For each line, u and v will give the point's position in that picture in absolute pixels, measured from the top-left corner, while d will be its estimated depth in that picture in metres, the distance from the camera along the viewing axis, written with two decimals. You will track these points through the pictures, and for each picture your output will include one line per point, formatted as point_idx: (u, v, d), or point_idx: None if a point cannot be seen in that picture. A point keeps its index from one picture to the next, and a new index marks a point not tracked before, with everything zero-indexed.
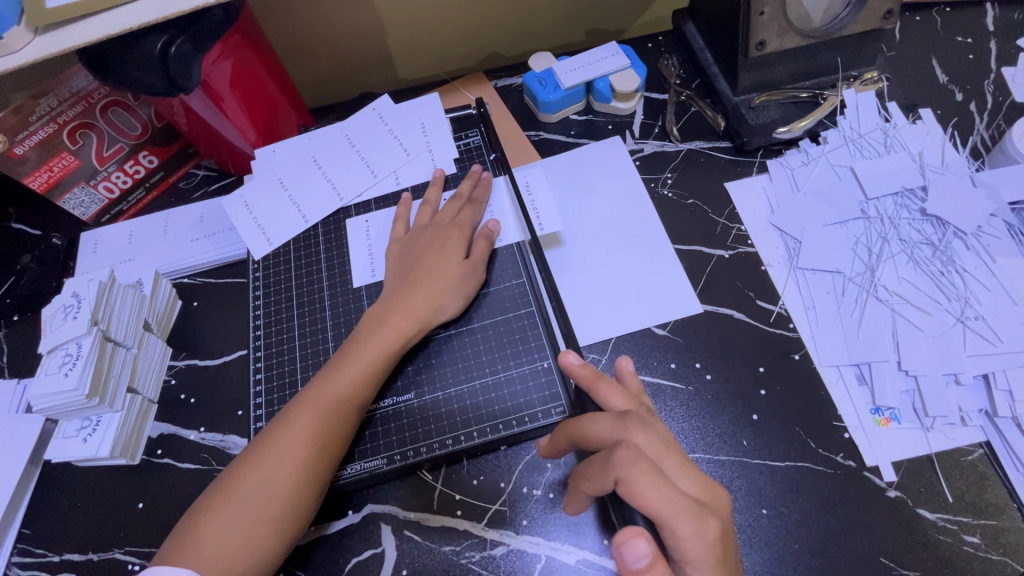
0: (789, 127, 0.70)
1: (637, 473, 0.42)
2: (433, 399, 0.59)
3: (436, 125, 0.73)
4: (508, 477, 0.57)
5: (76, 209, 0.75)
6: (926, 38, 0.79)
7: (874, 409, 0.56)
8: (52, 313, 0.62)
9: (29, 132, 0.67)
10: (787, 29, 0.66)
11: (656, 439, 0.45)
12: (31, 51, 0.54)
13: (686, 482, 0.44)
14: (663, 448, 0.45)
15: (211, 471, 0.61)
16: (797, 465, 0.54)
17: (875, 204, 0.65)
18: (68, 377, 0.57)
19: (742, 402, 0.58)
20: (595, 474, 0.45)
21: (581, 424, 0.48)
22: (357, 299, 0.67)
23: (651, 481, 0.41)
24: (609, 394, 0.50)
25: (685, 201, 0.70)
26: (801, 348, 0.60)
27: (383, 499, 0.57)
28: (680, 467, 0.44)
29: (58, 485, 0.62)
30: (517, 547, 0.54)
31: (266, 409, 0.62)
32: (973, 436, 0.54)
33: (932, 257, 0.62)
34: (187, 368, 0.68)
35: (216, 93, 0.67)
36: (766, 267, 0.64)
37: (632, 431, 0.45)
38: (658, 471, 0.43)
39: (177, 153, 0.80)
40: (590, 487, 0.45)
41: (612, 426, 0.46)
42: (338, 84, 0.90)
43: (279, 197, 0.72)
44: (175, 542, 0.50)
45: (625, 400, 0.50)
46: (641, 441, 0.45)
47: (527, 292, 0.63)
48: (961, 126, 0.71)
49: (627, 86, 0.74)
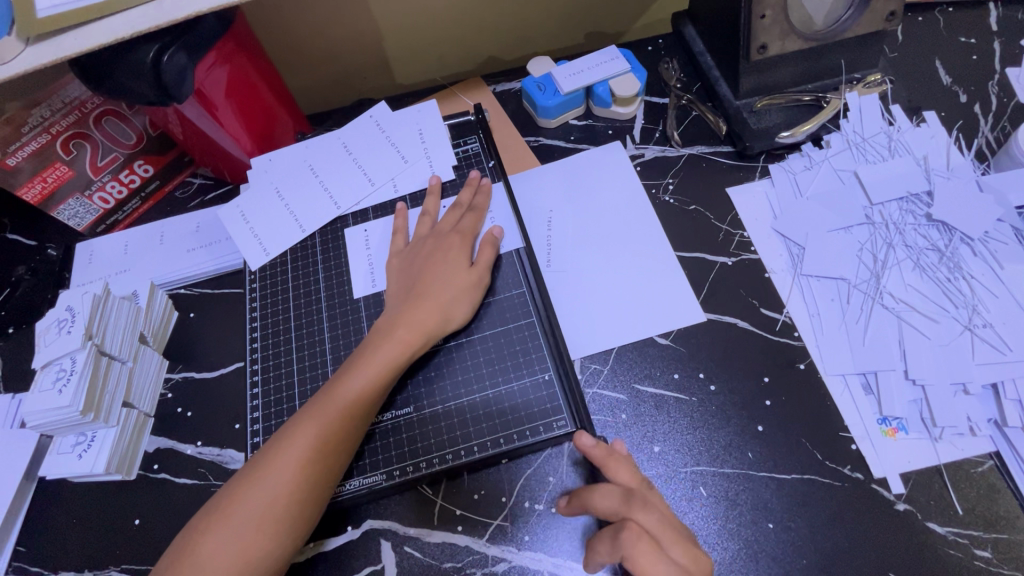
0: (792, 132, 0.69)
1: (638, 551, 0.45)
2: (433, 413, 0.58)
3: (433, 131, 0.72)
4: (510, 491, 0.56)
5: (71, 220, 0.74)
6: (929, 39, 0.78)
7: (881, 420, 0.55)
8: (46, 327, 0.61)
9: (21, 143, 0.66)
10: (789, 32, 0.66)
11: (663, 518, 0.48)
12: (21, 61, 0.54)
13: (679, 553, 0.45)
14: (663, 524, 0.47)
15: (209, 486, 0.60)
16: (804, 478, 0.53)
17: (880, 209, 0.64)
18: (62, 393, 0.56)
19: (746, 413, 0.57)
20: (603, 552, 0.48)
21: (589, 496, 0.50)
22: (355, 311, 0.66)
23: (647, 558, 0.45)
24: (617, 467, 0.51)
25: (687, 207, 0.70)
26: (806, 357, 0.59)
27: (383, 514, 0.56)
28: (676, 540, 0.46)
29: (54, 501, 0.61)
30: (519, 562, 0.53)
31: (263, 423, 0.61)
32: (982, 447, 0.53)
33: (939, 263, 0.61)
34: (184, 381, 0.67)
35: (211, 102, 0.66)
36: (770, 274, 0.64)
37: (641, 509, 0.48)
38: (657, 548, 0.45)
39: (173, 161, 0.80)
40: (599, 558, 0.48)
41: (621, 504, 0.48)
42: (334, 90, 0.89)
43: (276, 206, 0.71)
44: (173, 555, 0.49)
45: (632, 476, 0.51)
46: (645, 519, 0.47)
47: (527, 302, 0.62)
48: (966, 129, 0.70)
49: (627, 90, 0.74)
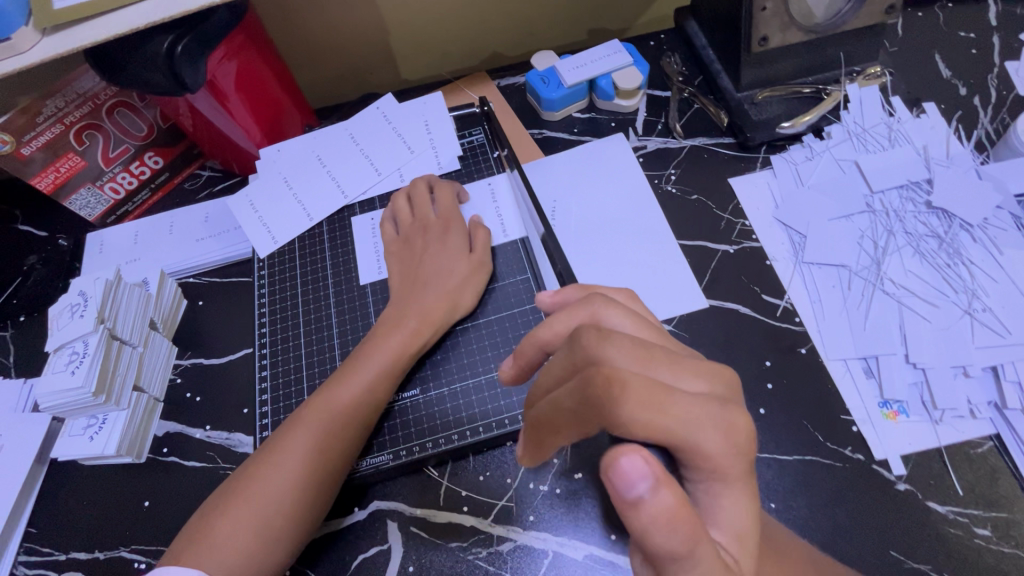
0: (793, 122, 0.70)
1: (624, 373, 0.29)
2: (440, 395, 0.59)
3: (439, 122, 0.74)
4: (514, 473, 0.57)
5: (83, 210, 0.76)
6: (928, 34, 0.79)
7: (883, 403, 0.56)
8: (58, 312, 0.62)
9: (36, 133, 0.67)
10: (789, 25, 0.67)
11: (631, 319, 0.38)
12: (38, 52, 0.55)
13: (693, 381, 0.32)
14: (646, 344, 0.32)
15: (217, 469, 0.61)
16: (805, 459, 0.54)
17: (881, 197, 0.65)
18: (74, 375, 0.57)
19: (749, 395, 0.57)
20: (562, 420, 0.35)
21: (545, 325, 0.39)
22: (362, 297, 0.67)
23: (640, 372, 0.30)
24: (610, 312, 0.38)
25: (689, 196, 0.70)
26: (807, 342, 0.59)
27: (389, 496, 0.57)
28: (670, 363, 0.32)
29: (65, 483, 0.62)
30: (524, 542, 0.54)
31: (272, 407, 0.62)
32: (982, 429, 0.54)
33: (939, 250, 0.62)
34: (193, 366, 0.68)
35: (221, 92, 0.67)
36: (772, 262, 0.64)
37: (602, 321, 0.33)
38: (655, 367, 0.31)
39: (182, 153, 0.81)
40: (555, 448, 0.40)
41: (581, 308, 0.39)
42: (341, 85, 0.90)
43: (284, 196, 0.72)
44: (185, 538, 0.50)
45: (627, 318, 0.38)
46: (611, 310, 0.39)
47: (532, 288, 0.63)
48: (965, 120, 0.71)
49: (630, 83, 0.75)
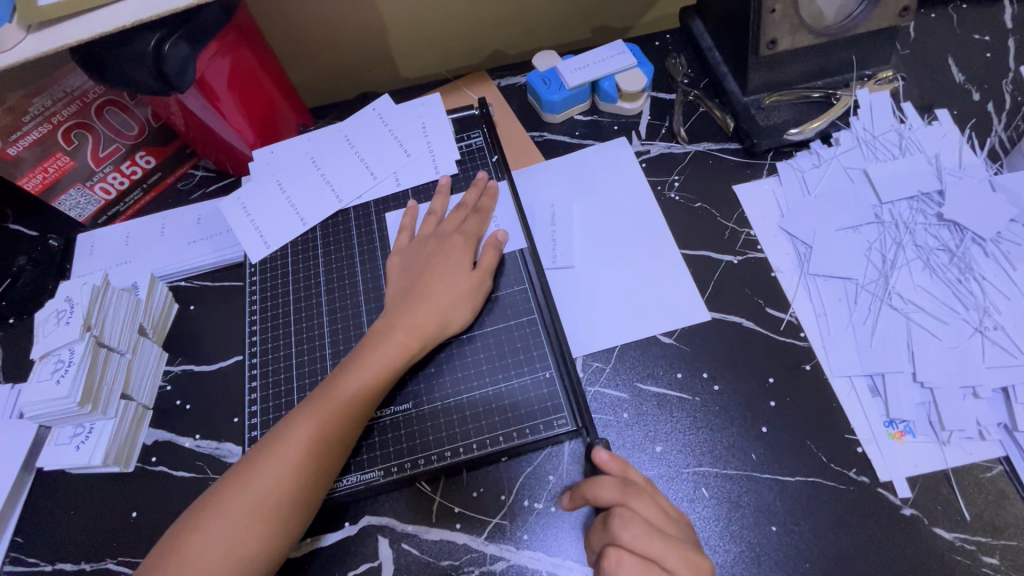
0: (801, 129, 0.68)
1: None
2: (432, 409, 0.58)
3: (437, 124, 0.72)
4: (509, 489, 0.56)
5: (73, 210, 0.74)
6: (942, 36, 0.76)
7: (888, 423, 0.54)
8: (45, 318, 0.61)
9: (23, 132, 0.65)
10: (799, 27, 0.64)
11: (651, 504, 0.47)
12: (21, 49, 0.53)
13: (675, 560, 0.44)
14: (647, 534, 0.45)
15: (206, 480, 0.60)
16: (808, 481, 0.52)
17: (890, 208, 0.63)
18: (60, 384, 0.56)
19: (751, 413, 0.56)
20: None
21: (590, 488, 0.49)
22: (355, 306, 0.65)
23: None
24: (635, 499, 0.47)
25: (692, 204, 0.69)
26: (811, 358, 0.58)
27: (380, 511, 0.56)
28: (665, 546, 0.44)
29: (52, 492, 0.61)
30: (517, 562, 0.53)
31: (262, 418, 0.60)
32: (991, 451, 0.52)
33: (950, 264, 0.60)
34: (183, 373, 0.66)
35: (213, 92, 0.66)
36: (776, 273, 0.63)
37: (618, 527, 0.45)
38: (650, 570, 0.44)
39: (174, 153, 0.79)
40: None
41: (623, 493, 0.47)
42: (338, 83, 0.88)
43: (277, 199, 0.70)
44: (167, 548, 0.49)
45: (653, 507, 0.47)
46: (642, 507, 0.47)
47: (529, 299, 0.62)
48: (979, 128, 0.69)
49: (633, 86, 0.73)
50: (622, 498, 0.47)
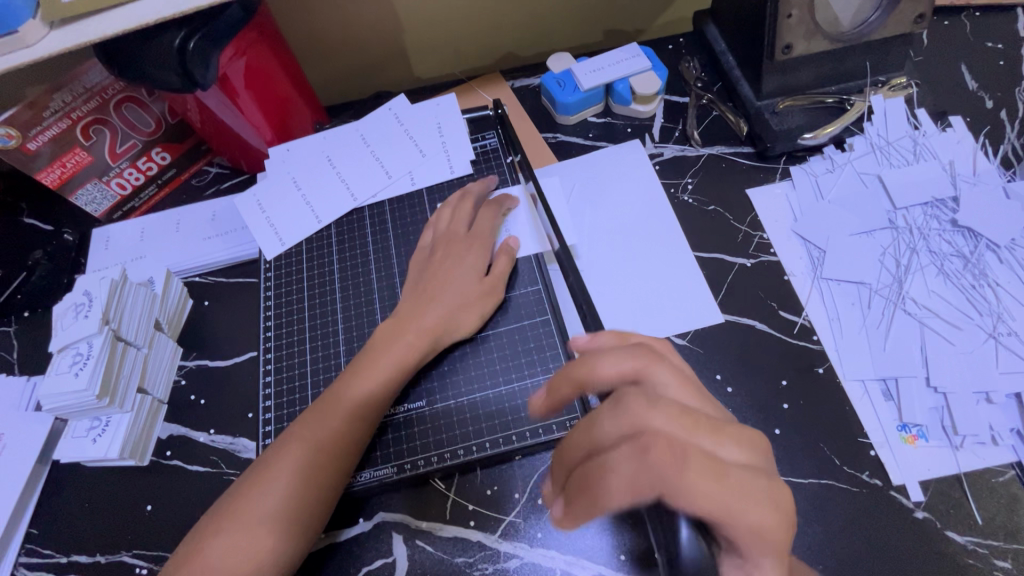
0: (814, 134, 0.69)
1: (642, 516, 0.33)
2: (446, 408, 0.58)
3: (452, 124, 0.72)
4: (522, 487, 0.56)
5: (89, 205, 0.75)
6: (955, 44, 0.77)
7: (901, 427, 0.54)
8: (63, 311, 0.61)
9: (42, 127, 0.66)
10: (814, 32, 0.65)
11: (674, 375, 0.36)
12: (46, 46, 0.53)
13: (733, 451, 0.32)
14: (690, 415, 0.32)
15: (221, 474, 0.60)
16: (821, 483, 0.53)
17: (904, 213, 0.64)
18: (78, 377, 0.56)
19: (764, 415, 0.56)
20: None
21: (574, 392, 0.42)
22: (370, 305, 0.65)
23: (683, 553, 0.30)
24: (655, 366, 0.36)
25: (706, 207, 0.69)
26: (824, 361, 0.58)
27: (394, 507, 0.56)
28: (713, 432, 0.32)
29: (67, 485, 0.61)
30: (531, 559, 0.53)
31: (276, 413, 0.61)
32: (1004, 456, 0.53)
33: (964, 270, 0.60)
34: (197, 368, 0.67)
35: (231, 90, 0.66)
36: (789, 277, 0.63)
37: (643, 405, 0.32)
38: (706, 460, 0.30)
39: (190, 149, 0.80)
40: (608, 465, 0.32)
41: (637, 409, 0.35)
42: (352, 83, 0.89)
43: (293, 196, 0.71)
44: (186, 550, 0.49)
45: (674, 379, 0.36)
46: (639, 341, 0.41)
47: (542, 300, 0.62)
48: (992, 135, 0.69)
49: (647, 88, 0.73)
50: (640, 369, 0.36)
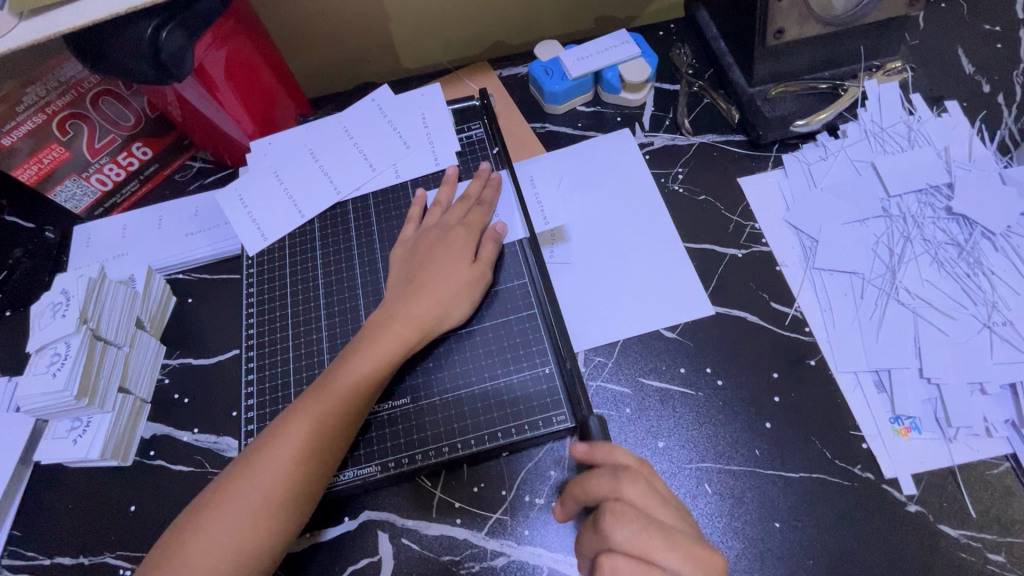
0: (807, 120, 0.67)
1: None
2: (430, 404, 0.57)
3: (437, 115, 0.71)
4: (510, 484, 0.55)
5: (69, 202, 0.73)
6: (951, 26, 0.75)
7: (894, 419, 0.53)
8: (41, 310, 0.60)
9: (16, 122, 0.64)
10: (807, 17, 0.63)
11: (649, 491, 0.43)
12: (15, 37, 0.52)
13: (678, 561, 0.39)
14: (646, 530, 0.40)
15: (205, 474, 0.59)
16: (813, 477, 0.52)
17: (898, 202, 0.62)
18: (56, 378, 0.55)
19: (755, 410, 0.55)
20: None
21: (582, 482, 0.45)
22: (353, 300, 0.64)
23: None
24: (630, 485, 0.43)
25: (697, 197, 0.68)
26: (817, 353, 0.57)
27: (380, 506, 0.55)
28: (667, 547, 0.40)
29: (49, 486, 0.61)
30: (518, 557, 0.52)
31: (258, 412, 0.60)
32: (998, 448, 0.52)
33: (958, 259, 0.59)
34: (181, 367, 0.66)
35: (210, 82, 0.64)
36: (781, 267, 0.62)
37: (610, 525, 0.41)
38: (647, 570, 0.39)
39: (172, 144, 0.78)
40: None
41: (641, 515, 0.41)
42: (337, 73, 0.87)
43: (275, 191, 0.69)
44: (166, 545, 0.49)
45: (647, 493, 0.43)
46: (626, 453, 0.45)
47: (529, 294, 0.61)
48: (988, 120, 0.68)
49: (637, 76, 0.71)
50: (619, 488, 0.43)
